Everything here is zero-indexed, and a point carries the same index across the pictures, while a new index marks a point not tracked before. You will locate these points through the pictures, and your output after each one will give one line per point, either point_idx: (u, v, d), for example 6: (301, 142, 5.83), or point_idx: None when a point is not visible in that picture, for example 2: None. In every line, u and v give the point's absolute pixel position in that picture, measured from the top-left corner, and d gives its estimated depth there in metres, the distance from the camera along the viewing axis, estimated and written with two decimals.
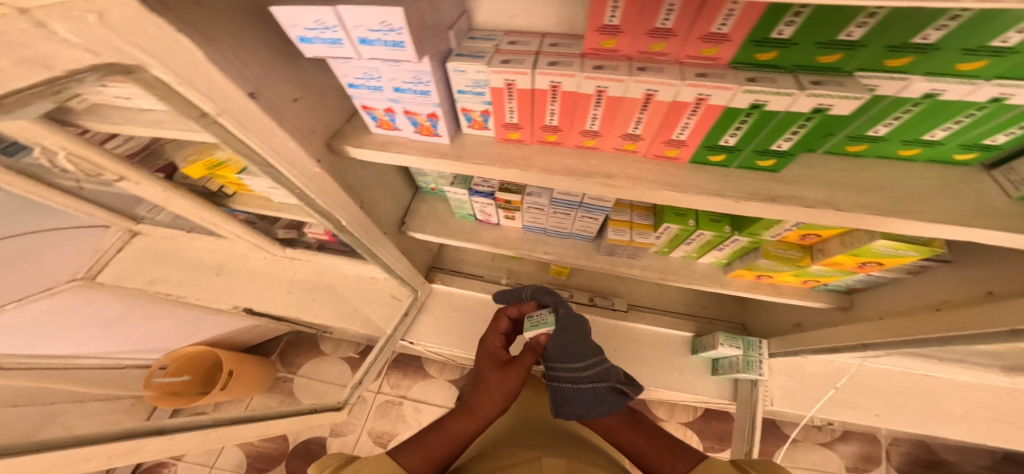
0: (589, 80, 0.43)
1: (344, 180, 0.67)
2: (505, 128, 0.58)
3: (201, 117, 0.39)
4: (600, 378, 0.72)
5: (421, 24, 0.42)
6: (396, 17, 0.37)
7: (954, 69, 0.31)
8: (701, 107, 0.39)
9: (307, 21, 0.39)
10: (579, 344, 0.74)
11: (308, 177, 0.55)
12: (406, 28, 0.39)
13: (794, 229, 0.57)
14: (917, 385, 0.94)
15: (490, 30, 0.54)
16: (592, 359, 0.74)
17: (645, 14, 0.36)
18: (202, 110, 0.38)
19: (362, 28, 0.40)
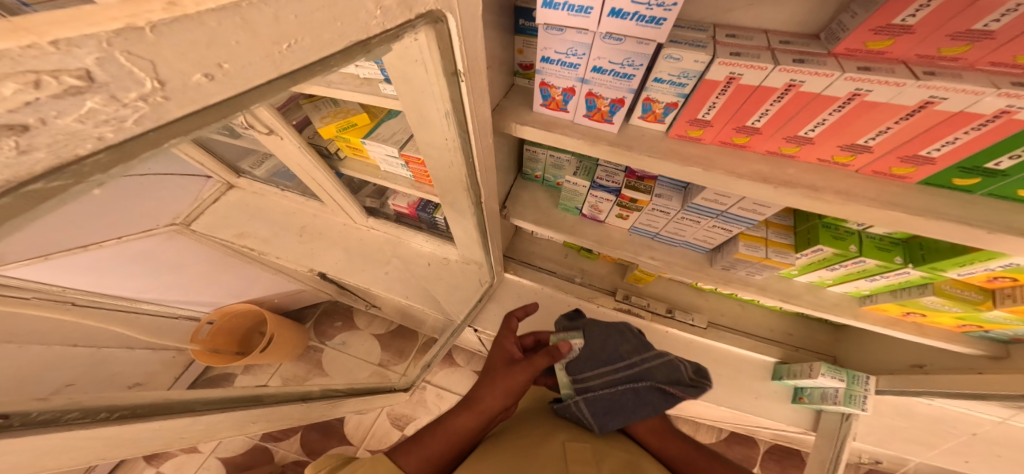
0: (849, 82, 0.39)
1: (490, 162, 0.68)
2: (688, 124, 0.55)
3: (452, 74, 0.42)
4: (635, 379, 0.69)
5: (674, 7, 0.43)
6: None
7: None
8: (1000, 120, 0.36)
9: None
10: (608, 348, 0.76)
11: (484, 149, 0.57)
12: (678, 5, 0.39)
13: (996, 269, 0.53)
14: None
15: (698, 22, 0.52)
16: (625, 361, 0.72)
17: (962, 15, 0.34)
18: (456, 68, 0.42)
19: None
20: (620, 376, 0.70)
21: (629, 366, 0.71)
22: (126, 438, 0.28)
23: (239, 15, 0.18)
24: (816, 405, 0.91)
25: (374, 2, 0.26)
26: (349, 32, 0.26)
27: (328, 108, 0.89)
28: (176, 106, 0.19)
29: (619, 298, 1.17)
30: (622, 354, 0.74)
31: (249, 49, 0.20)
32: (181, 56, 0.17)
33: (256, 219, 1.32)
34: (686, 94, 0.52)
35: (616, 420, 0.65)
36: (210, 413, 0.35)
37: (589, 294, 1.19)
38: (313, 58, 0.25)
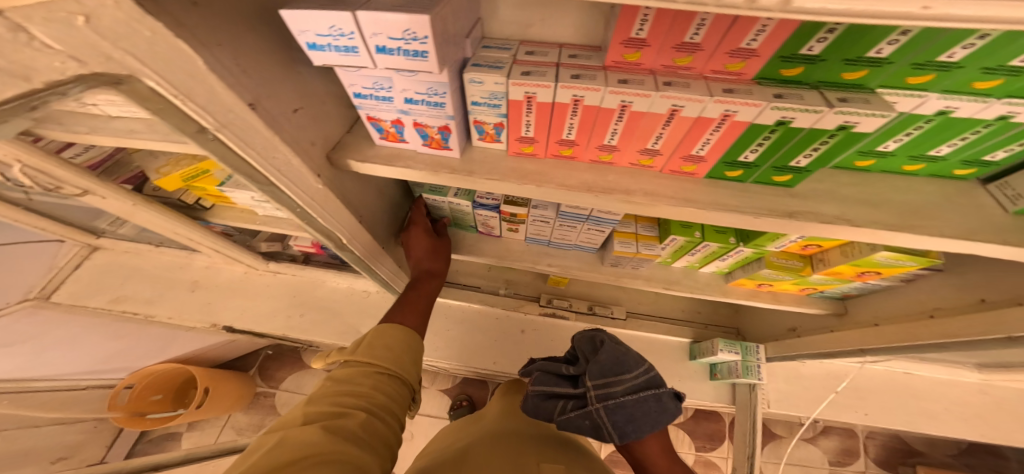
0: (614, 94, 0.43)
1: (347, 198, 0.64)
2: (519, 142, 0.55)
3: (198, 132, 0.35)
4: (654, 384, 0.64)
5: (444, 32, 0.40)
6: (422, 26, 0.35)
7: (779, 74, 0.38)
8: (727, 122, 0.41)
9: (319, 27, 0.38)
10: (623, 349, 0.68)
11: (311, 196, 0.52)
12: (430, 37, 0.37)
13: (800, 240, 0.59)
14: (901, 385, 0.97)
15: (505, 39, 0.53)
16: (643, 365, 0.66)
17: (674, 30, 0.38)
18: (200, 125, 0.34)
19: (382, 37, 0.38)
20: (635, 384, 0.63)
21: (644, 373, 0.65)
22: None
23: None
24: (726, 379, 1.00)
25: None
26: None
27: (167, 156, 0.71)
28: None
29: (542, 304, 1.18)
30: (636, 357, 0.67)
31: None
32: None
33: (138, 279, 1.14)
34: (504, 114, 0.51)
35: (638, 428, 0.61)
36: None
37: (514, 303, 1.20)
38: None
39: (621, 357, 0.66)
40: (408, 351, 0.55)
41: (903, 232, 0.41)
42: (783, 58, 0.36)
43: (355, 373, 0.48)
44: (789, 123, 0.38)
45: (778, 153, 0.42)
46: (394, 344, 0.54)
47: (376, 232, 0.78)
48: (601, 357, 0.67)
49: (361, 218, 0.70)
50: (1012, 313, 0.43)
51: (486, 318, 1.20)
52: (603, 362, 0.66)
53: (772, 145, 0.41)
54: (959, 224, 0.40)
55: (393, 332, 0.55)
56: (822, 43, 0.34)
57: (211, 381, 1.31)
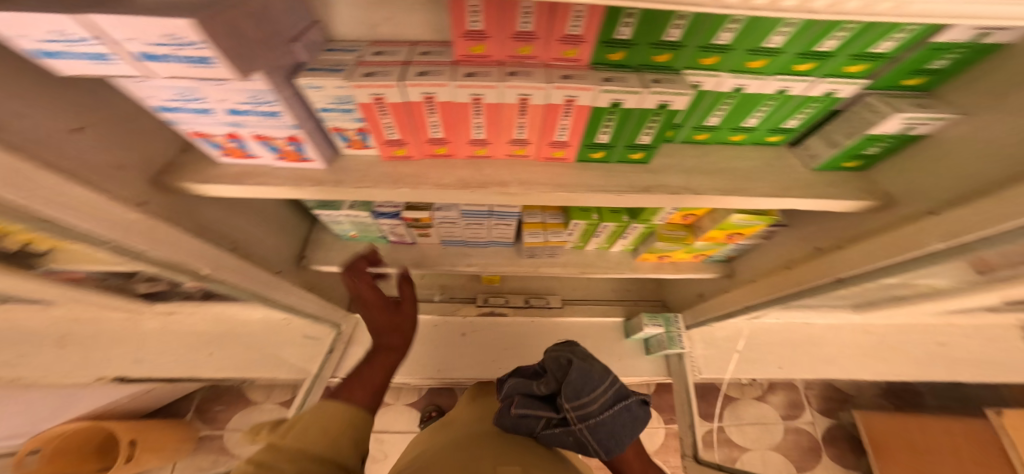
0: (462, 89, 0.41)
1: (196, 222, 0.50)
2: (388, 146, 0.49)
3: None
4: (624, 395, 0.61)
5: (238, 35, 0.27)
6: (183, 30, 0.23)
7: (608, 58, 0.41)
8: (572, 108, 0.42)
9: (34, 31, 0.23)
10: (590, 363, 0.62)
11: (124, 229, 0.38)
12: (208, 44, 0.25)
13: (676, 212, 0.64)
14: (806, 336, 1.06)
15: (352, 41, 0.46)
16: (611, 375, 0.62)
17: (506, 18, 0.37)
18: None
19: (145, 46, 0.25)
20: (610, 396, 0.59)
21: (615, 382, 0.61)
22: None
23: None
24: (657, 352, 1.06)
25: None
26: None
27: None
28: None
29: (479, 304, 1.17)
30: (602, 370, 0.62)
31: None
32: None
33: None
34: (360, 119, 0.44)
35: (619, 444, 0.57)
36: None
37: (451, 307, 1.17)
38: None
39: (592, 373, 0.60)
40: (349, 428, 0.41)
41: (731, 195, 0.46)
42: (605, 42, 0.39)
43: (277, 459, 0.34)
44: (621, 104, 0.41)
45: (624, 132, 0.46)
46: (333, 425, 0.40)
47: (260, 256, 0.66)
48: (572, 376, 0.59)
49: (230, 243, 0.58)
50: (836, 256, 0.50)
51: (424, 327, 1.15)
52: (576, 381, 0.59)
53: (617, 125, 0.45)
54: (775, 185, 0.47)
55: (335, 411, 0.42)
56: (628, 27, 0.37)
57: (138, 432, 1.07)
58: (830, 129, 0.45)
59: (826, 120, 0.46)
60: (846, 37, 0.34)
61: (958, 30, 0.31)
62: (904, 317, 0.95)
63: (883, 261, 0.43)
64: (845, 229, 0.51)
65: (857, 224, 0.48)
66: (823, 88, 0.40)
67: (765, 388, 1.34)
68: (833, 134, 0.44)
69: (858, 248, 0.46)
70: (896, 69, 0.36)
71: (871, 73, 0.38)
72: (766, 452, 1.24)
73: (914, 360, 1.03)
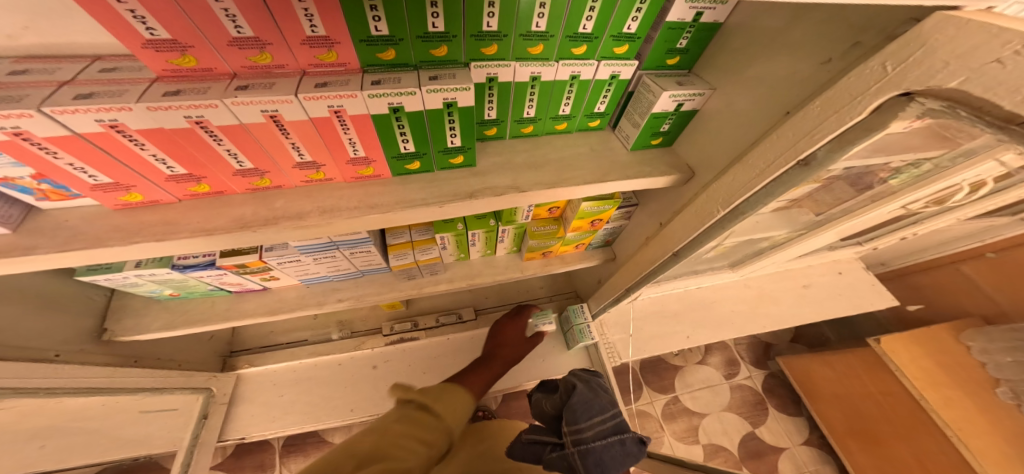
0: (167, 111, 0.29)
1: None
2: (104, 192, 0.36)
3: None
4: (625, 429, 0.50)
5: None
6: None
7: (380, 59, 0.35)
8: (345, 118, 0.35)
9: None
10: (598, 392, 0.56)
11: None
12: None
13: (535, 208, 0.63)
14: (702, 302, 1.13)
15: None
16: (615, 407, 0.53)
17: (201, 20, 0.27)
18: None
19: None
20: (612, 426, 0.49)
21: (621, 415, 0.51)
22: None
23: None
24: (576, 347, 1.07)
25: None
26: None
27: None
28: None
29: (386, 334, 1.06)
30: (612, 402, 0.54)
31: None
32: None
33: None
34: (23, 163, 0.30)
35: None
36: None
37: (354, 344, 1.04)
38: None
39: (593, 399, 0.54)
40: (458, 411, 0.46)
41: (554, 188, 0.44)
42: (365, 40, 0.32)
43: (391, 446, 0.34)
44: (402, 109, 0.36)
45: (427, 137, 0.41)
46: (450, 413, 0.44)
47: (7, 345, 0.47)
48: (574, 400, 0.54)
49: None
50: (670, 230, 0.52)
51: (327, 369, 1.02)
52: (580, 405, 0.52)
53: (414, 131, 0.40)
54: (595, 171, 0.46)
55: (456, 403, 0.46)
56: (379, 20, 0.31)
57: None
58: (628, 112, 0.46)
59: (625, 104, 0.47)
60: (596, 16, 0.35)
61: (677, 7, 0.35)
62: (769, 265, 1.06)
63: (696, 231, 0.46)
64: (670, 204, 0.53)
65: (674, 196, 0.51)
66: (605, 71, 0.41)
67: (704, 351, 1.39)
68: (632, 116, 0.45)
69: (681, 221, 0.48)
70: (653, 48, 0.39)
71: (636, 53, 0.40)
72: (721, 414, 1.26)
73: (791, 298, 1.15)
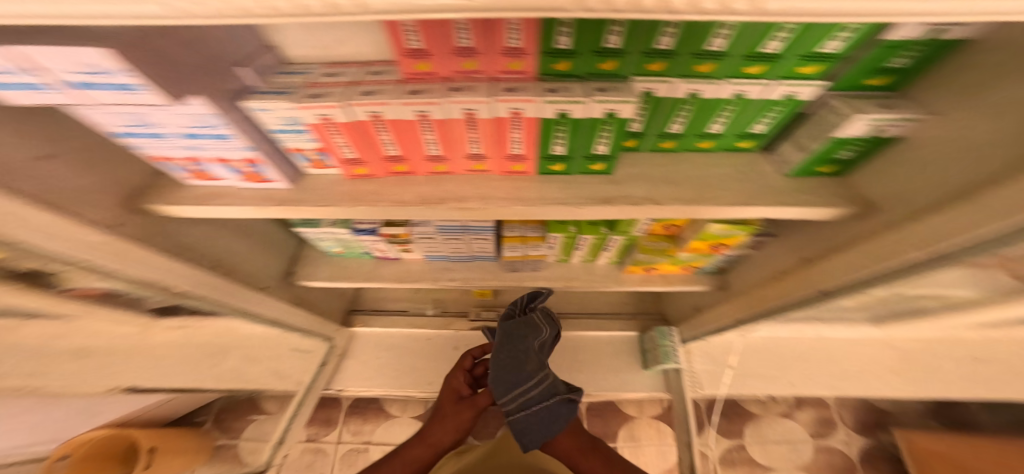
0: (407, 106, 0.41)
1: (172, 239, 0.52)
2: (348, 165, 0.51)
3: None
4: (550, 389, 0.60)
5: (163, 58, 0.29)
6: (98, 58, 0.25)
7: (552, 69, 0.40)
8: (520, 119, 0.42)
9: None
10: (518, 359, 0.63)
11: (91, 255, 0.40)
12: (131, 71, 0.27)
13: (653, 223, 0.61)
14: None
15: (305, 62, 0.46)
16: (539, 372, 0.61)
17: (445, 35, 0.36)
18: None
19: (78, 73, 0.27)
20: (532, 393, 0.59)
21: (537, 380, 0.60)
22: None
23: None
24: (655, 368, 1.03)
25: None
26: None
27: None
28: None
29: (472, 318, 1.15)
30: (533, 368, 0.62)
31: None
32: None
33: None
34: (315, 138, 0.45)
35: (535, 438, 0.57)
36: None
37: (444, 322, 1.16)
38: None
39: (506, 373, 0.61)
40: None
41: (696, 206, 0.44)
42: (546, 52, 0.37)
43: None
44: (567, 115, 0.40)
45: (580, 145, 0.44)
46: None
47: (240, 272, 0.67)
48: (494, 366, 0.63)
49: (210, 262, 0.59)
50: (822, 268, 0.47)
51: (417, 342, 1.15)
52: (499, 378, 0.61)
53: (569, 137, 0.43)
54: (747, 196, 0.44)
55: None
56: (566, 36, 0.35)
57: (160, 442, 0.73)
58: (800, 132, 0.44)
59: (797, 123, 0.45)
60: (789, 39, 0.32)
61: (907, 28, 0.30)
62: None
63: (864, 272, 0.40)
64: (829, 238, 0.48)
65: (838, 230, 0.46)
66: (781, 91, 0.39)
67: (793, 405, 1.20)
68: (804, 139, 0.42)
69: (843, 258, 0.43)
70: (855, 68, 0.35)
71: (827, 73, 0.37)
72: None
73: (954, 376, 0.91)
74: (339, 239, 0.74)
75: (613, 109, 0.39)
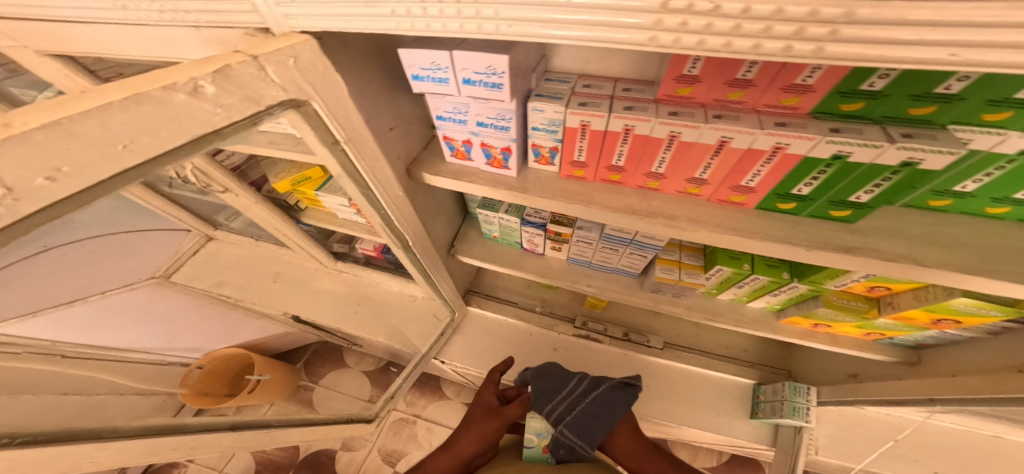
0: (665, 126, 0.46)
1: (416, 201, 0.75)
2: (571, 166, 0.62)
3: (333, 144, 0.50)
4: (595, 386, 0.82)
5: (516, 68, 0.50)
6: (500, 63, 0.46)
7: (840, 108, 0.39)
8: (778, 155, 0.41)
9: (423, 63, 0.50)
10: (555, 373, 0.85)
11: (393, 199, 0.66)
12: (506, 73, 0.47)
13: (863, 280, 0.57)
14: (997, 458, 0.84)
15: (565, 73, 0.60)
16: (575, 379, 0.83)
17: (728, 66, 0.40)
18: (335, 138, 0.50)
19: (468, 71, 0.49)
20: (581, 396, 0.80)
21: (579, 383, 0.82)
22: (32, 461, 0.35)
23: (62, 129, 0.23)
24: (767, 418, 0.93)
25: (213, 102, 0.32)
26: (186, 126, 0.31)
27: (283, 163, 0.88)
28: (27, 204, 0.24)
29: (577, 325, 1.19)
30: (569, 374, 0.85)
31: (81, 151, 0.25)
32: (18, 166, 0.22)
33: (233, 266, 1.27)
34: (560, 139, 0.58)
35: (597, 432, 0.75)
36: (116, 440, 0.43)
37: (549, 322, 1.21)
38: (158, 153, 0.30)
39: (546, 384, 0.83)
40: None
41: (972, 275, 0.39)
42: (844, 93, 0.37)
43: None
44: (845, 158, 0.38)
45: (835, 188, 0.42)
46: None
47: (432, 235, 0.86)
48: (539, 384, 0.83)
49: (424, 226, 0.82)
50: None
51: (520, 335, 1.21)
52: (544, 391, 0.82)
53: (828, 180, 0.42)
54: None
55: None
56: (885, 78, 0.35)
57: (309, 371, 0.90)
58: None
59: None
60: None
61: None
62: None
63: None
64: None
65: None
66: None
67: None
68: None
69: None
70: None
71: None
72: None
73: None
74: (505, 226, 0.90)
75: (914, 156, 0.36)
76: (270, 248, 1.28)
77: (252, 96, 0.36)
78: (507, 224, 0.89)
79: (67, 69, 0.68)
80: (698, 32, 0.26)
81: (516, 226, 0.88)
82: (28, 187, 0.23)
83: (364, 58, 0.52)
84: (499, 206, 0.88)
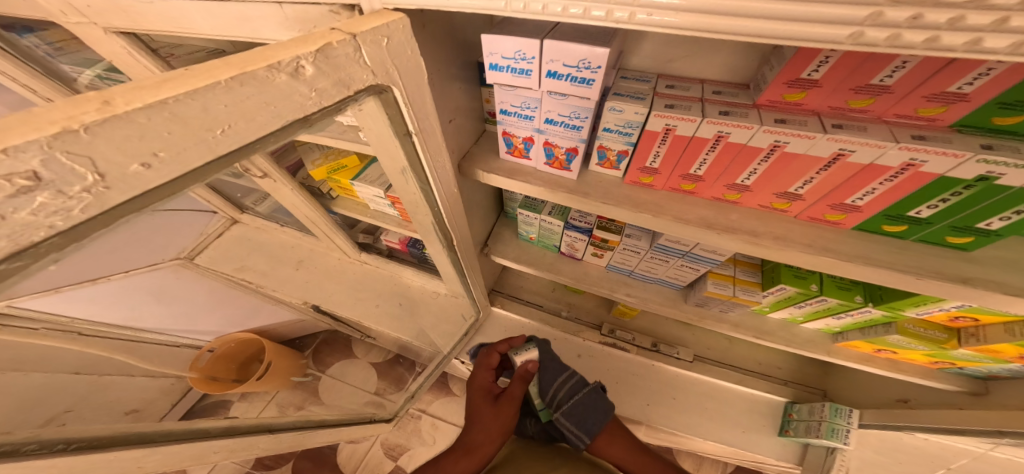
0: (770, 134, 0.43)
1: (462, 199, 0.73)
2: (639, 171, 0.58)
3: (406, 135, 0.47)
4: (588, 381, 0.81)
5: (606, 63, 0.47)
6: (599, 56, 0.43)
7: (990, 122, 0.36)
8: (908, 172, 0.39)
9: (507, 51, 0.48)
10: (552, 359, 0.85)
11: (449, 197, 0.62)
12: (603, 67, 0.44)
13: (953, 310, 0.54)
14: None
15: (642, 71, 0.57)
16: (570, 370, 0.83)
17: (859, 71, 0.38)
18: (407, 129, 0.46)
19: (555, 63, 0.46)
20: (578, 386, 0.79)
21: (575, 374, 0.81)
22: (74, 467, 0.32)
23: (166, 109, 0.20)
24: (800, 438, 0.90)
25: (309, 85, 0.28)
26: (283, 112, 0.28)
27: (323, 148, 0.85)
28: (119, 193, 0.20)
29: (604, 332, 1.16)
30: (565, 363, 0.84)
31: (182, 135, 0.22)
32: (116, 149, 0.19)
33: (255, 252, 1.25)
34: (633, 142, 0.54)
35: (593, 425, 0.74)
36: (165, 445, 0.40)
37: (575, 328, 1.18)
38: (249, 139, 0.27)
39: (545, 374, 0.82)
40: None
41: None
42: (1003, 104, 0.34)
43: None
44: (993, 179, 0.36)
45: (963, 211, 0.40)
46: None
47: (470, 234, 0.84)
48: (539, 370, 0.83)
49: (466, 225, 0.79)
50: None
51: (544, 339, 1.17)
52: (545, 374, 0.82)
53: (960, 202, 0.40)
54: None
55: None
56: None
57: None
58: None
59: None
60: None
61: None
62: None
63: None
64: None
65: None
66: None
67: None
68: None
69: None
70: None
71: None
72: None
73: None
74: (547, 229, 0.86)
75: None
76: (292, 235, 1.25)
77: (345, 79, 0.32)
78: (549, 227, 0.86)
79: (131, 48, 0.63)
80: (930, 30, 0.23)
81: (558, 229, 0.84)
82: (121, 174, 0.20)
83: (435, 45, 0.49)
84: (543, 207, 0.84)
